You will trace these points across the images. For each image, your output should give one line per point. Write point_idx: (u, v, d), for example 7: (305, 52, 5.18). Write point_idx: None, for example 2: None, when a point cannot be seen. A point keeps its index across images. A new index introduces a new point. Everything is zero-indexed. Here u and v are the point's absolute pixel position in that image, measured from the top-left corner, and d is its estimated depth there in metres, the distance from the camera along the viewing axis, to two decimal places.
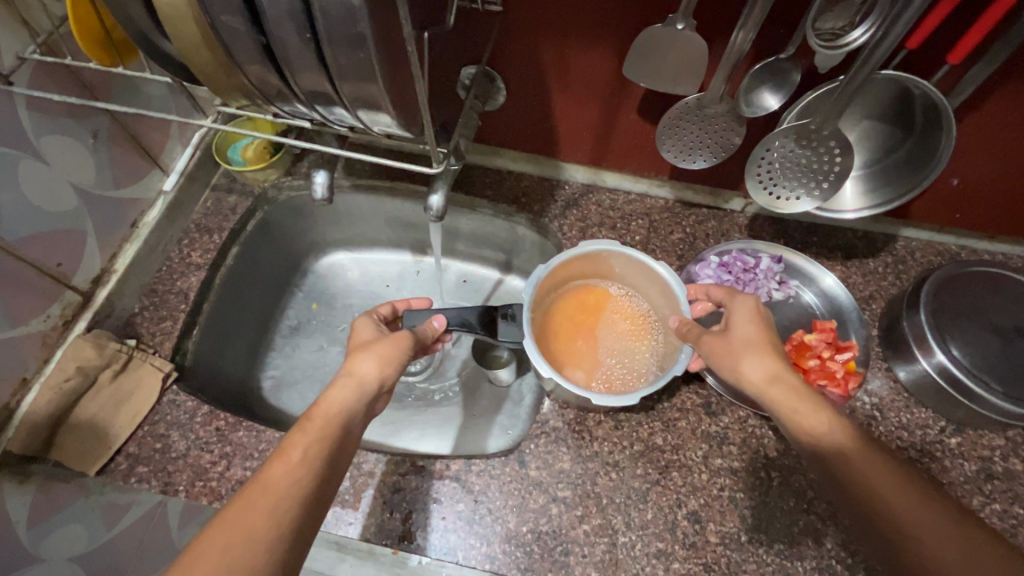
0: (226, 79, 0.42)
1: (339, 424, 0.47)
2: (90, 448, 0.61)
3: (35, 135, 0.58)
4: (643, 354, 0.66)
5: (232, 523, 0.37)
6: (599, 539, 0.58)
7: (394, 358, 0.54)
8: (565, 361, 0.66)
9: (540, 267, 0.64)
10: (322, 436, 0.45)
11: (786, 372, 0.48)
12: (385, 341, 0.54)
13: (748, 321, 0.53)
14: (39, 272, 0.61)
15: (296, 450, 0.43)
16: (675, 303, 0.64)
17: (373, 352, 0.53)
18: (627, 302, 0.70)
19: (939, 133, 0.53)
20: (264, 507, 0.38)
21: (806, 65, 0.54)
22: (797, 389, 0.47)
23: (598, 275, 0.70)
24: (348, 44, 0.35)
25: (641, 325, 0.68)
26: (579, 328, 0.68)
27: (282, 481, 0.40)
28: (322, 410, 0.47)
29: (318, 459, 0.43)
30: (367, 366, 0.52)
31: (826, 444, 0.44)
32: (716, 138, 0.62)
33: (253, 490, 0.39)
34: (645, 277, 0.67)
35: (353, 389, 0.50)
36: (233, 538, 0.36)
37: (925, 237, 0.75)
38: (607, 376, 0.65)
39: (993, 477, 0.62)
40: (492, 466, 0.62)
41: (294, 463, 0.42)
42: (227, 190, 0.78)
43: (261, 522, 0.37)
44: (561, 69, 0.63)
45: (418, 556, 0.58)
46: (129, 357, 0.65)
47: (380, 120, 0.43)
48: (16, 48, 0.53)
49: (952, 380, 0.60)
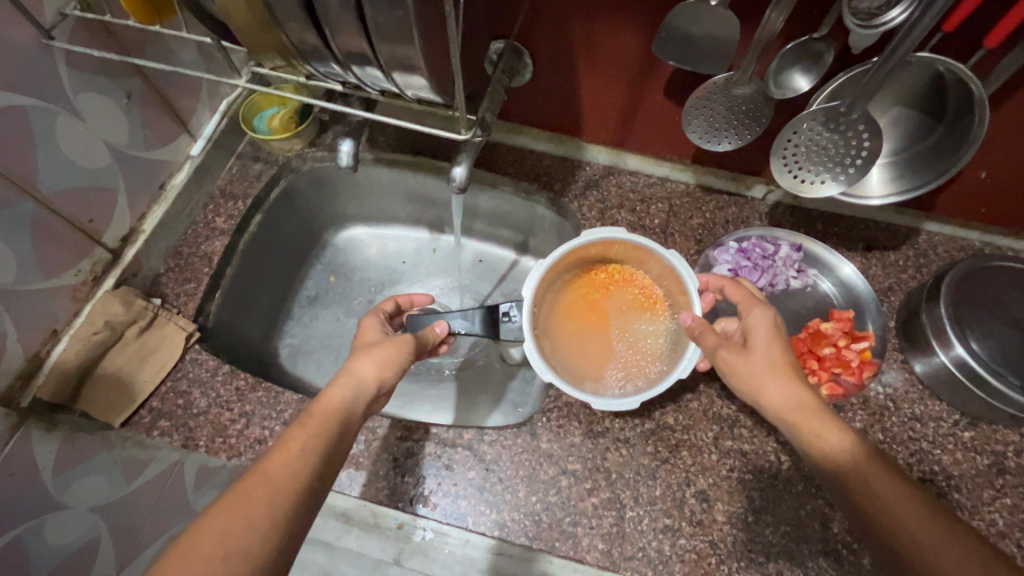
0: (264, 36, 0.42)
1: (339, 418, 0.48)
2: (116, 400, 0.63)
3: (73, 93, 0.59)
4: (653, 339, 0.65)
5: (230, 508, 0.40)
6: (606, 512, 0.59)
7: (395, 362, 0.54)
8: (580, 349, 0.65)
9: (544, 260, 0.63)
10: (321, 429, 0.47)
11: (807, 398, 0.50)
12: (385, 345, 0.54)
13: (765, 335, 0.54)
14: (73, 228, 0.63)
15: (297, 442, 0.45)
16: (686, 293, 0.64)
17: (372, 357, 0.53)
18: (639, 284, 0.68)
19: (972, 116, 0.52)
20: (262, 498, 0.41)
21: (839, 46, 0.54)
22: (815, 409, 0.49)
23: (610, 257, 0.68)
24: (388, 1, 0.35)
25: (653, 309, 0.67)
26: (592, 315, 0.67)
27: (281, 473, 0.43)
28: (323, 404, 0.49)
29: (315, 453, 0.45)
30: (365, 368, 0.52)
31: (844, 465, 0.46)
32: (743, 119, 0.62)
33: (254, 481, 0.42)
34: (656, 261, 0.66)
35: (350, 387, 0.51)
36: (231, 524, 0.39)
37: (948, 231, 0.74)
38: (623, 362, 0.64)
39: (1005, 472, 0.62)
40: (504, 437, 0.63)
41: (293, 456, 0.44)
42: (253, 158, 0.80)
43: (259, 514, 0.40)
44: (590, 48, 0.63)
45: (422, 532, 0.59)
46: (155, 315, 0.67)
47: (414, 83, 0.43)
48: (58, 4, 0.54)
49: (970, 373, 0.60)
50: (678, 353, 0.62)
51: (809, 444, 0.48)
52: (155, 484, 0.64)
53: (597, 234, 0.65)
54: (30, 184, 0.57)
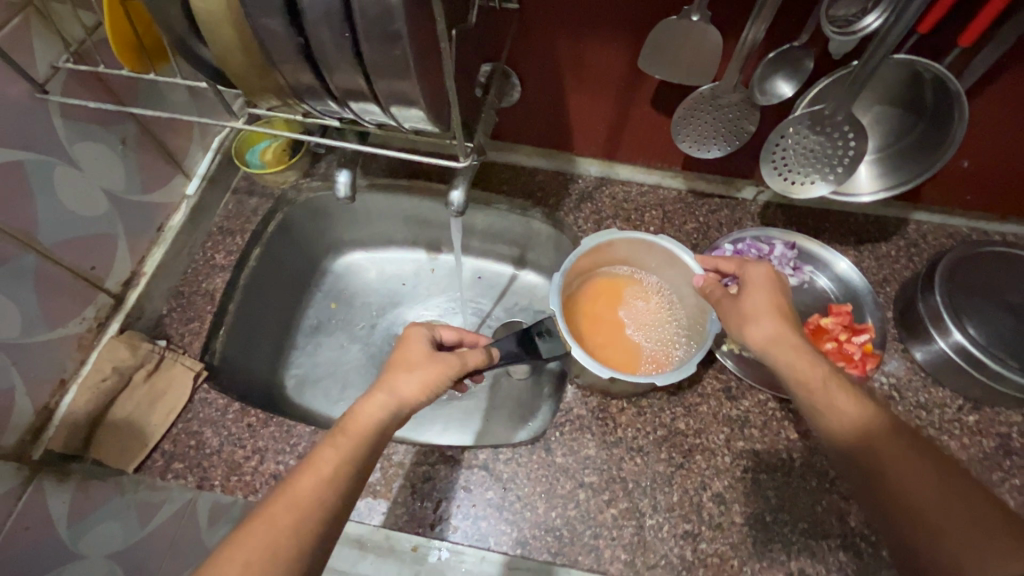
0: (260, 79, 0.43)
1: (372, 442, 0.48)
2: (126, 447, 0.63)
3: (68, 143, 0.58)
4: (665, 321, 0.72)
5: (255, 535, 0.40)
6: (626, 522, 0.60)
7: (437, 383, 0.53)
8: (611, 354, 0.69)
9: (557, 275, 0.67)
10: (350, 454, 0.46)
11: (791, 335, 0.52)
12: (432, 365, 0.53)
13: (762, 291, 0.55)
14: (75, 276, 0.62)
15: (326, 464, 0.45)
16: (684, 269, 0.69)
17: (416, 374, 0.52)
18: (636, 282, 0.74)
19: (952, 113, 0.54)
20: (288, 523, 0.41)
21: (818, 51, 0.55)
22: (801, 348, 0.51)
23: (605, 266, 0.74)
24: (383, 42, 0.35)
25: (655, 301, 0.73)
26: (607, 320, 0.72)
27: (308, 496, 0.43)
28: (355, 423, 0.48)
29: (343, 480, 0.45)
30: (408, 387, 0.51)
31: (839, 416, 0.46)
32: (730, 128, 0.63)
33: (281, 507, 0.42)
34: (648, 253, 0.72)
35: (387, 406, 0.50)
36: (254, 555, 0.39)
37: (937, 219, 0.76)
38: (653, 353, 0.69)
39: (1011, 453, 0.63)
40: (519, 454, 0.63)
41: (321, 480, 0.44)
42: (248, 193, 0.81)
43: (285, 541, 0.41)
44: (576, 65, 0.64)
45: (438, 552, 0.58)
46: (161, 357, 0.67)
47: (412, 116, 0.43)
48: (50, 58, 0.54)
49: (969, 357, 0.62)
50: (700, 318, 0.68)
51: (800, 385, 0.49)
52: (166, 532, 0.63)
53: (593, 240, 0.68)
54: (30, 236, 0.56)
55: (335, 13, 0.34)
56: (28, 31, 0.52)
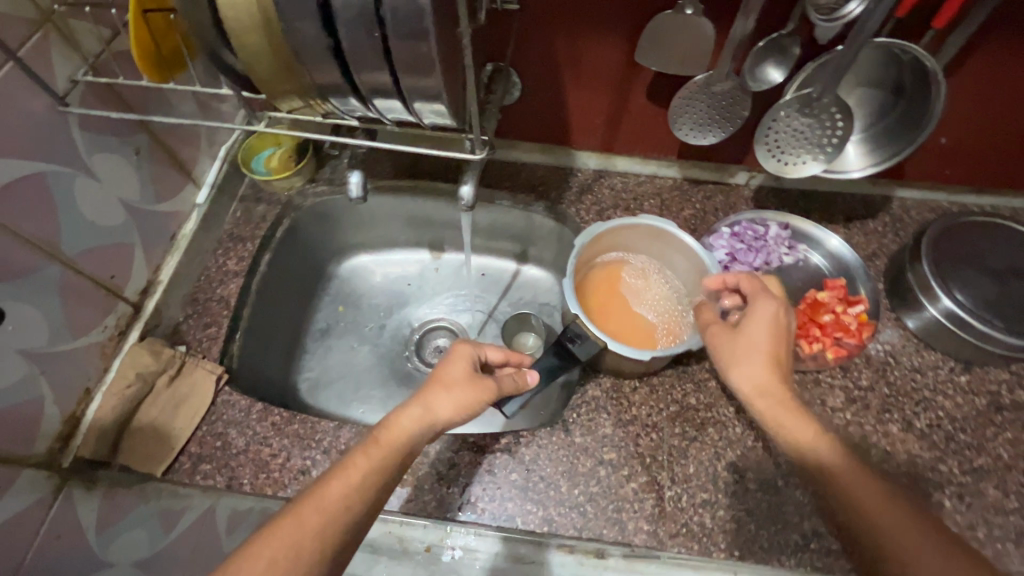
0: (285, 84, 0.45)
1: (403, 455, 0.49)
2: (154, 450, 0.63)
3: (87, 154, 0.59)
4: (665, 293, 0.76)
5: (283, 532, 0.42)
6: (647, 494, 0.62)
7: (471, 407, 0.53)
8: (633, 337, 0.72)
9: (568, 281, 0.68)
10: (381, 466, 0.47)
11: (776, 386, 0.51)
12: (472, 388, 0.53)
13: (759, 322, 0.54)
14: (97, 285, 0.63)
15: (357, 471, 0.46)
16: (672, 240, 0.73)
17: (453, 395, 0.52)
18: (630, 265, 0.77)
19: (930, 89, 0.58)
20: (312, 530, 0.42)
21: (805, 37, 0.59)
22: (782, 400, 0.50)
23: (596, 259, 0.76)
24: (412, 39, 0.37)
25: (649, 277, 0.77)
26: (616, 308, 0.74)
27: (335, 503, 0.44)
28: (391, 435, 0.49)
29: (372, 489, 0.46)
30: (444, 408, 0.52)
31: (822, 470, 0.47)
32: (723, 113, 0.66)
33: (309, 507, 0.43)
34: (635, 235, 0.75)
35: (421, 423, 0.50)
36: (277, 554, 0.40)
37: (919, 195, 0.80)
38: (668, 325, 0.73)
39: (1002, 409, 0.67)
40: (540, 436, 0.65)
41: (350, 488, 0.45)
42: (255, 200, 0.83)
43: (307, 542, 0.42)
44: (574, 61, 0.67)
45: (450, 552, 0.60)
46: (183, 362, 0.68)
47: (434, 110, 0.45)
48: (69, 72, 0.55)
49: (958, 321, 0.66)
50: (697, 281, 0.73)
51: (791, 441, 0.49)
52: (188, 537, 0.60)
53: (585, 236, 0.70)
54: (54, 247, 0.57)
55: (369, 13, 0.37)
56: (49, 46, 0.53)
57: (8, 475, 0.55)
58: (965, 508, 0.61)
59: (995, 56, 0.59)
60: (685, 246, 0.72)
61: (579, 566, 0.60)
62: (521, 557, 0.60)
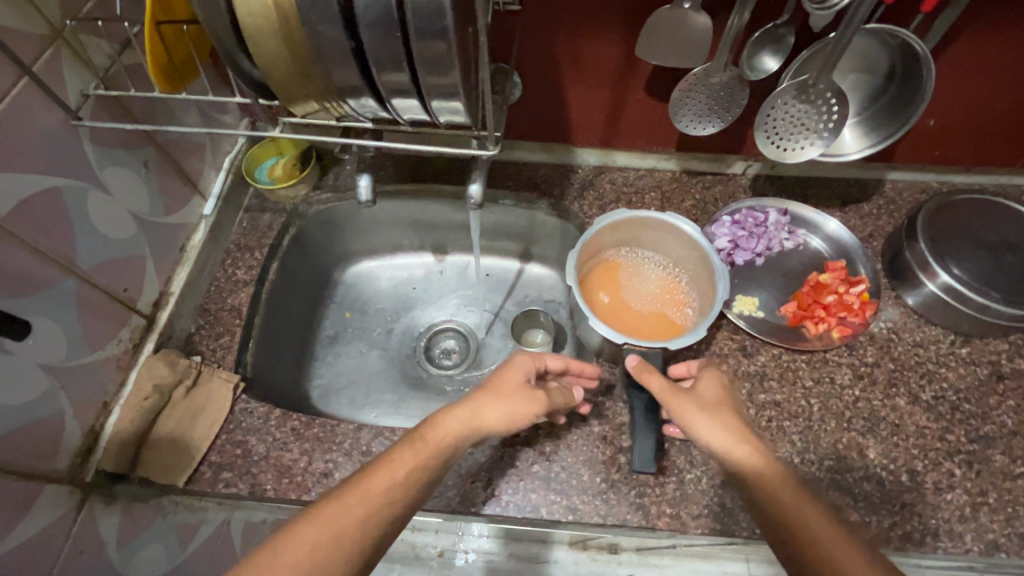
0: (304, 89, 0.45)
1: (445, 456, 0.49)
2: (174, 461, 0.63)
3: (99, 168, 0.60)
4: (658, 272, 0.78)
5: (326, 518, 0.43)
6: (667, 478, 0.63)
7: (520, 418, 0.54)
8: (661, 323, 0.74)
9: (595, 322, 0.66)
10: (426, 462, 0.48)
11: (737, 430, 0.53)
12: (522, 399, 0.54)
13: (711, 385, 0.57)
14: (111, 299, 0.64)
15: (402, 465, 0.47)
16: (641, 224, 0.75)
17: (504, 404, 0.53)
18: (608, 261, 0.78)
19: (919, 67, 0.60)
20: (355, 519, 0.43)
21: (799, 25, 0.61)
22: (743, 436, 0.52)
23: (580, 277, 0.75)
24: (433, 37, 0.39)
25: (632, 265, 0.78)
26: (627, 308, 0.75)
27: (381, 491, 0.45)
28: (437, 434, 0.50)
29: (416, 484, 0.47)
30: (494, 416, 0.53)
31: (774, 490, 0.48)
32: (722, 103, 0.69)
33: (354, 496, 0.44)
34: (605, 238, 0.75)
35: (469, 427, 0.51)
36: (319, 536, 0.42)
37: (910, 177, 0.82)
38: (677, 298, 0.76)
39: (1003, 377, 0.69)
40: (558, 428, 0.66)
41: (395, 481, 0.46)
42: (260, 210, 0.83)
43: (349, 532, 0.42)
44: (574, 60, 0.69)
45: (462, 556, 0.62)
46: (199, 373, 0.68)
47: (450, 108, 0.46)
48: (80, 86, 0.56)
49: (957, 295, 0.68)
50: (672, 245, 0.77)
51: (761, 500, 0.48)
52: (207, 553, 0.60)
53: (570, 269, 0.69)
54: (71, 262, 0.57)
55: (391, 14, 0.38)
56: (60, 62, 0.53)
57: (32, 491, 0.55)
58: (974, 475, 0.63)
59: (977, 39, 0.62)
60: (657, 223, 0.75)
61: (592, 563, 0.61)
62: (532, 556, 0.61)
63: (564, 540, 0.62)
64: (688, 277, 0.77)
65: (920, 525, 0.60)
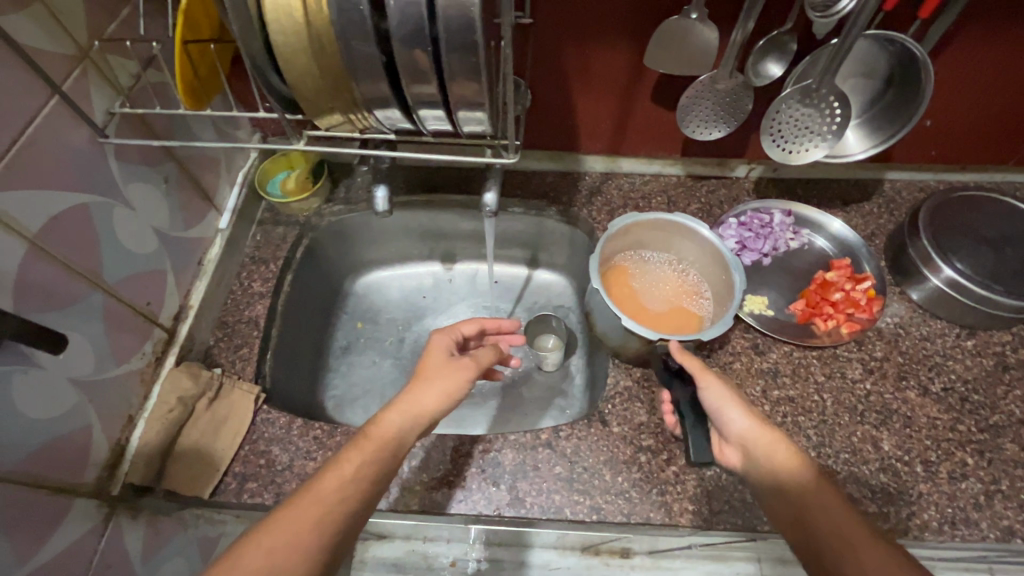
0: (333, 102, 0.47)
1: (393, 447, 0.50)
2: (200, 472, 0.64)
3: (123, 184, 0.61)
4: (666, 271, 0.80)
5: (277, 527, 0.42)
6: (688, 476, 0.64)
7: (455, 390, 0.55)
8: (677, 319, 0.76)
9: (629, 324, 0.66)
10: (371, 457, 0.48)
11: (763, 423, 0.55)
12: (450, 374, 0.56)
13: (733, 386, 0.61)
14: (134, 312, 0.64)
15: (348, 465, 0.47)
16: (649, 226, 0.77)
17: (436, 384, 0.54)
18: (618, 266, 0.79)
19: (918, 71, 0.63)
20: (307, 522, 0.43)
21: (802, 32, 0.64)
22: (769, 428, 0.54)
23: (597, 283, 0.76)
24: (463, 50, 0.40)
25: (640, 267, 0.80)
26: (644, 309, 0.76)
27: (332, 494, 0.45)
28: (381, 429, 0.50)
29: (364, 479, 0.47)
30: (428, 399, 0.54)
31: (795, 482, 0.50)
32: (728, 109, 0.72)
33: (307, 501, 0.44)
34: (616, 243, 0.77)
35: (408, 416, 0.52)
36: (273, 544, 0.41)
37: (908, 176, 0.85)
38: (686, 293, 0.78)
39: (1009, 368, 0.71)
40: (578, 429, 0.67)
41: (344, 480, 0.46)
42: (274, 223, 0.84)
43: (303, 537, 0.42)
44: (583, 70, 0.71)
45: (474, 563, 0.65)
46: (221, 384, 0.68)
47: (474, 118, 0.47)
48: (105, 105, 0.57)
49: (962, 289, 0.70)
50: (680, 243, 0.79)
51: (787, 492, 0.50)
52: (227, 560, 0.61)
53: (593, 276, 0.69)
54: (97, 276, 0.58)
55: (423, 29, 0.40)
56: (87, 81, 0.55)
57: (63, 505, 0.55)
58: (986, 464, 0.64)
59: (971, 41, 0.64)
60: (665, 224, 0.76)
61: (604, 567, 0.64)
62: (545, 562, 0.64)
63: (574, 546, 0.65)
64: (696, 273, 0.79)
65: (936, 514, 0.62)
